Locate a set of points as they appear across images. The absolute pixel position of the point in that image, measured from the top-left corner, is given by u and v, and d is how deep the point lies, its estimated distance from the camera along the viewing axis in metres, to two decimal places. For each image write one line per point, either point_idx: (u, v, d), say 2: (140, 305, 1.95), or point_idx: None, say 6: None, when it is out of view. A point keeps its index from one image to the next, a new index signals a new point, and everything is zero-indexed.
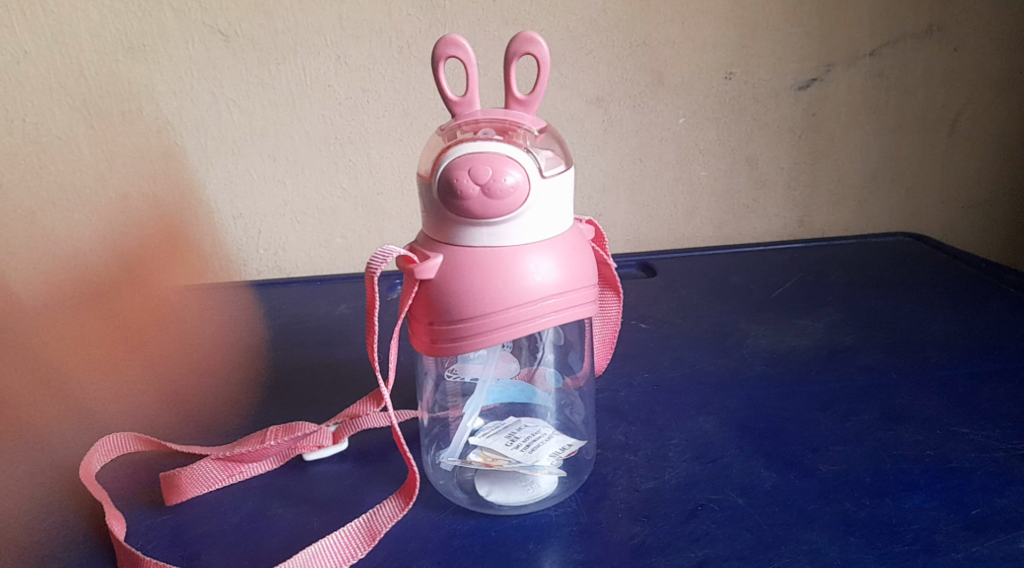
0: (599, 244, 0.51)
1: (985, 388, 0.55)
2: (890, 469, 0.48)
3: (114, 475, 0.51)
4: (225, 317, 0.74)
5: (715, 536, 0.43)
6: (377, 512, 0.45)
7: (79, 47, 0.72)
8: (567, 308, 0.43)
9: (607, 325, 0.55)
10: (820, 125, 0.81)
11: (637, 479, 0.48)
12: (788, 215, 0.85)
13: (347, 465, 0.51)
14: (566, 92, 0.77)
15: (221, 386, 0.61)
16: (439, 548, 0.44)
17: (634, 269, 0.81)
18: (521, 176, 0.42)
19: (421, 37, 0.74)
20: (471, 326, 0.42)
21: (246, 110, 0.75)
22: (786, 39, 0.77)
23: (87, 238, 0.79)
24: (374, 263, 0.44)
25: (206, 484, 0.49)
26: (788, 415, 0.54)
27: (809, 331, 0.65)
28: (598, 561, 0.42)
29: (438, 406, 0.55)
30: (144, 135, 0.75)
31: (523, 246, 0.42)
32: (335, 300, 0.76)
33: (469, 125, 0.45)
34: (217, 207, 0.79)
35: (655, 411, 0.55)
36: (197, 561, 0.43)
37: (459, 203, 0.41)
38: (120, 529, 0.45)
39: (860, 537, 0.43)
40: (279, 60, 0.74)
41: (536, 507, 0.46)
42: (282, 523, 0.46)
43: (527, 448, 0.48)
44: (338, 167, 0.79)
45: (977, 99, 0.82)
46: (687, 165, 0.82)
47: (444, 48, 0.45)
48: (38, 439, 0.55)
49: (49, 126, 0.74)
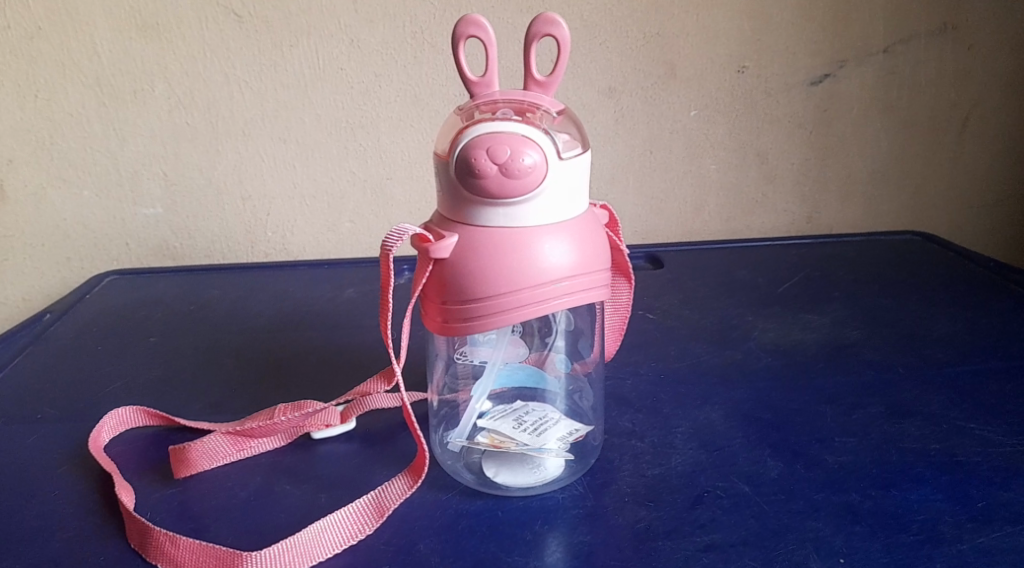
0: (613, 230, 0.51)
1: (992, 385, 0.55)
2: (896, 462, 0.48)
3: (123, 448, 0.51)
4: (233, 297, 0.74)
5: (721, 522, 0.44)
6: (386, 489, 0.45)
7: (93, 24, 0.72)
8: (580, 291, 0.43)
9: (618, 312, 0.55)
10: (831, 122, 0.81)
11: (643, 465, 0.48)
12: (797, 212, 0.86)
13: (354, 444, 0.51)
14: (578, 82, 0.77)
15: (229, 365, 0.62)
16: (446, 527, 0.44)
17: (641, 261, 0.81)
18: (539, 157, 0.42)
19: (435, 22, 0.74)
20: (484, 306, 0.42)
21: (259, 92, 0.76)
22: (799, 34, 0.77)
23: (97, 215, 0.79)
24: (389, 241, 0.44)
25: (215, 459, 0.49)
26: (794, 407, 0.54)
27: (816, 326, 0.65)
28: (603, 543, 0.42)
29: (447, 388, 0.55)
30: (156, 113, 0.75)
31: (538, 228, 0.43)
32: (342, 284, 0.76)
33: (487, 105, 0.45)
34: (226, 188, 0.79)
35: (661, 400, 0.55)
36: (205, 534, 0.44)
37: (476, 182, 0.42)
38: (130, 500, 0.45)
39: (865, 526, 0.43)
40: (293, 42, 0.74)
41: (543, 490, 0.46)
42: (290, 500, 0.46)
43: (534, 431, 0.48)
44: (348, 150, 0.79)
45: (988, 99, 0.82)
46: (697, 158, 0.82)
47: (465, 28, 0.45)
48: (47, 412, 0.55)
49: (62, 102, 0.74)
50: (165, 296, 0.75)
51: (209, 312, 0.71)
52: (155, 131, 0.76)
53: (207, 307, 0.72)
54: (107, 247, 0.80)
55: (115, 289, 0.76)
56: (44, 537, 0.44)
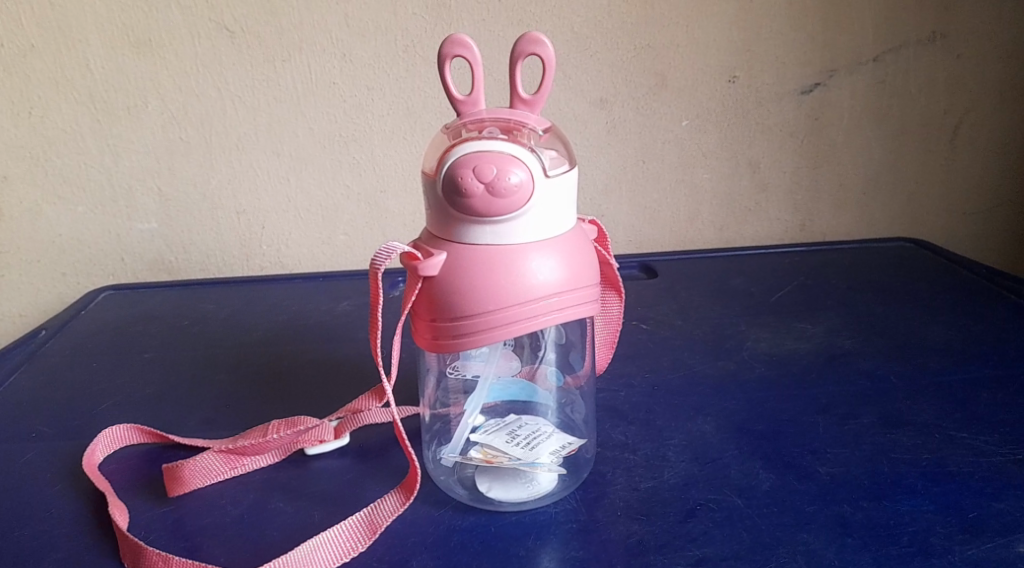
0: (602, 244, 0.51)
1: (984, 394, 0.56)
2: (887, 472, 0.48)
3: (117, 466, 0.52)
4: (228, 312, 0.74)
5: (713, 535, 0.44)
6: (379, 506, 0.45)
7: (87, 41, 0.72)
8: (569, 307, 0.44)
9: (609, 324, 0.56)
10: (823, 129, 0.81)
11: (635, 478, 0.49)
12: (791, 220, 0.86)
13: (347, 460, 0.51)
14: (570, 93, 0.77)
15: (224, 380, 0.62)
16: (439, 544, 0.44)
17: (636, 271, 0.82)
18: (526, 175, 0.42)
19: (426, 36, 0.75)
20: (473, 324, 0.42)
21: (253, 107, 0.76)
22: (789, 44, 0.77)
23: (92, 231, 0.79)
24: (378, 259, 0.45)
25: (208, 476, 0.49)
26: (787, 418, 0.54)
27: (809, 335, 0.65)
28: (596, 558, 0.43)
29: (439, 403, 0.55)
30: (150, 129, 0.76)
31: (526, 245, 0.43)
32: (337, 298, 0.77)
33: (474, 123, 0.45)
34: (221, 202, 0.79)
35: (654, 412, 0.55)
36: (198, 553, 0.44)
37: (463, 201, 0.42)
38: (123, 519, 0.45)
39: (857, 538, 0.43)
40: (285, 57, 0.74)
41: (536, 504, 0.47)
42: (283, 517, 0.46)
43: (527, 446, 0.48)
44: (342, 164, 0.79)
45: (979, 105, 0.82)
46: (690, 167, 0.82)
47: (451, 47, 0.45)
48: (42, 430, 0.56)
49: (56, 119, 0.74)
50: (161, 312, 0.75)
51: (204, 327, 0.71)
52: (149, 147, 0.77)
53: (202, 322, 0.72)
54: (103, 263, 0.81)
55: (111, 305, 0.77)
56: (38, 558, 0.44)
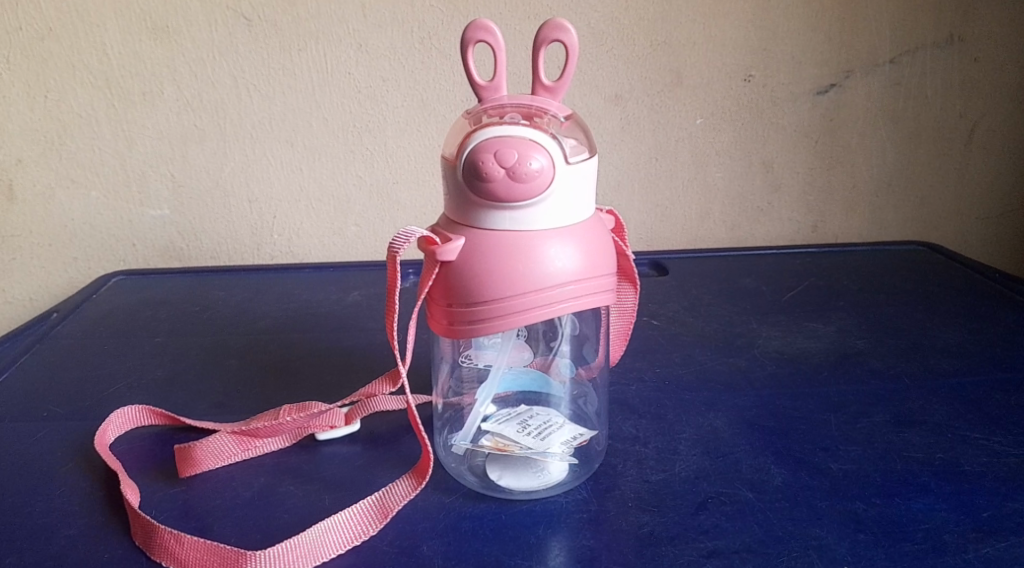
0: (619, 235, 0.51)
1: (997, 396, 0.55)
2: (900, 471, 0.48)
3: (128, 447, 0.52)
4: (240, 299, 0.74)
5: (725, 528, 0.44)
6: (390, 490, 0.45)
7: (105, 27, 0.73)
8: (585, 294, 0.43)
9: (623, 317, 0.55)
10: (837, 130, 0.81)
11: (646, 471, 0.48)
12: (802, 221, 0.86)
13: (358, 446, 0.51)
14: (585, 89, 0.77)
15: (234, 367, 0.62)
16: (448, 530, 0.44)
17: (646, 268, 0.81)
18: (547, 161, 0.42)
19: (443, 28, 0.75)
20: (489, 309, 0.42)
21: (268, 96, 0.76)
22: (805, 44, 0.77)
23: (104, 216, 0.79)
24: (396, 244, 0.44)
25: (220, 459, 0.49)
26: (798, 415, 0.54)
27: (821, 335, 0.65)
28: (606, 548, 0.42)
29: (452, 392, 0.55)
30: (164, 116, 0.76)
31: (544, 232, 0.43)
32: (347, 288, 0.77)
33: (495, 110, 0.45)
34: (233, 190, 0.79)
35: (665, 406, 0.55)
36: (209, 533, 0.44)
37: (484, 185, 0.42)
38: (135, 498, 0.45)
39: (870, 535, 0.43)
40: (302, 46, 0.74)
41: (546, 494, 0.46)
42: (294, 500, 0.46)
43: (538, 435, 0.48)
44: (355, 155, 0.79)
45: (994, 109, 0.82)
46: (703, 166, 0.82)
47: (474, 33, 0.45)
48: (52, 410, 0.56)
49: (71, 104, 0.75)
50: (172, 298, 0.75)
51: (215, 314, 0.72)
52: (164, 134, 0.77)
53: (211, 309, 0.72)
54: (113, 248, 0.81)
55: (120, 290, 0.77)
56: (50, 536, 0.44)
